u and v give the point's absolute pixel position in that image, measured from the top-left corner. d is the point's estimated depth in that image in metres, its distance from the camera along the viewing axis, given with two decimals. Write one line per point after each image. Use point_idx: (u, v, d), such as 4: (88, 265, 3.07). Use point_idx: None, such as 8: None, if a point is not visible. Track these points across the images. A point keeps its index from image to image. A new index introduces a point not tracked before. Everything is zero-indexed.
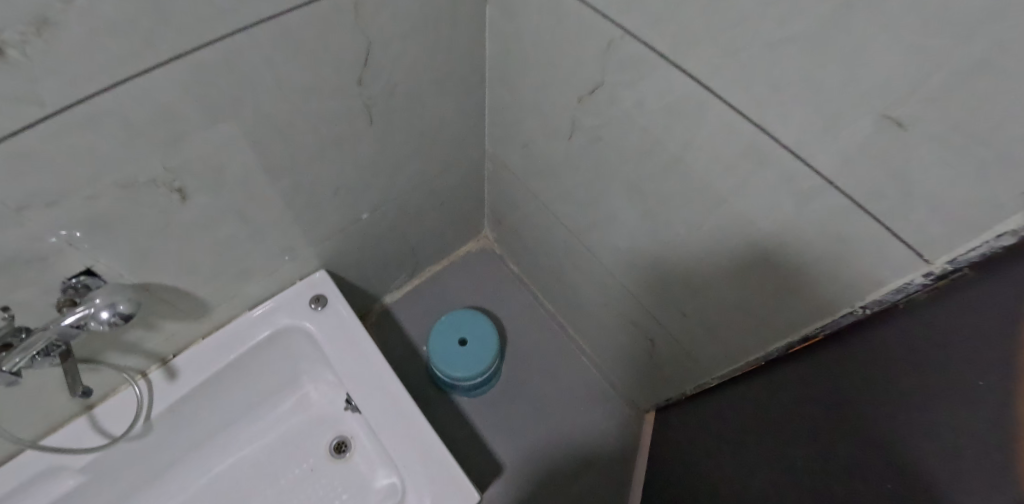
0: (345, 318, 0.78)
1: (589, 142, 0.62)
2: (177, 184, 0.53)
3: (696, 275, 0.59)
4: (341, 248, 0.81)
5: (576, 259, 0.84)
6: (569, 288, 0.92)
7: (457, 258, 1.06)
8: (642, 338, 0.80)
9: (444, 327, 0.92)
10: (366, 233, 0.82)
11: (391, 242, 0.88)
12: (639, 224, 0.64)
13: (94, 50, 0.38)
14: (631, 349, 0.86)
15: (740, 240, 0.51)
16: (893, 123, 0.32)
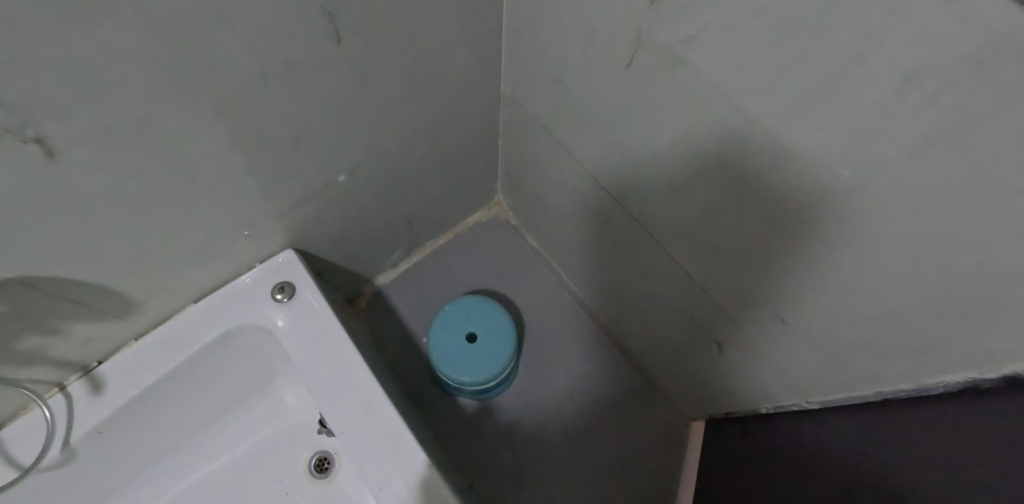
0: (320, 313, 0.60)
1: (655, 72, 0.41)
2: (31, 133, 0.33)
3: (788, 275, 0.38)
4: (311, 222, 0.62)
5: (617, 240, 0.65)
6: (603, 270, 0.72)
7: (463, 230, 0.87)
8: (707, 341, 0.60)
9: (448, 318, 0.74)
10: (344, 203, 0.63)
11: (380, 213, 0.69)
12: (709, 194, 0.42)
13: None
14: (683, 350, 0.67)
15: (905, 256, 0.30)
16: None
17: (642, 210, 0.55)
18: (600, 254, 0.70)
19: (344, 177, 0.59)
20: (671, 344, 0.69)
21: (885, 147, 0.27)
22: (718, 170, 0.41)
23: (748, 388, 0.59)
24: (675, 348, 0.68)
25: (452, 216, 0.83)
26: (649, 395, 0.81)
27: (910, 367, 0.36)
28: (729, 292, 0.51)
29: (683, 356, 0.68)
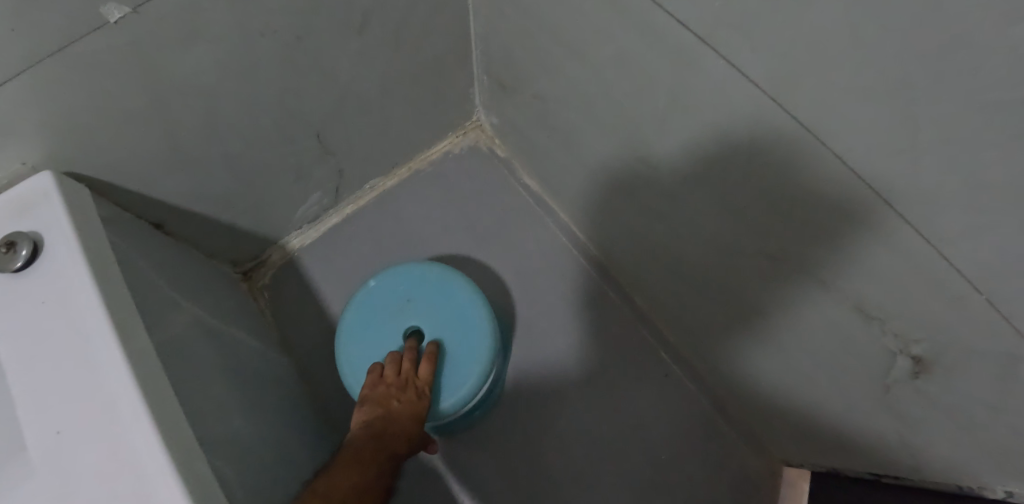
0: (75, 294, 0.28)
1: None
2: None
3: None
4: (84, 124, 0.31)
5: (682, 161, 0.32)
6: (645, 220, 0.42)
7: (425, 167, 0.57)
8: (854, 346, 0.29)
9: (375, 301, 0.46)
10: (156, 86, 0.32)
11: (257, 123, 0.39)
12: None
13: None
14: (789, 361, 0.37)
15: None
16: None
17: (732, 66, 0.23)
18: (650, 193, 0.39)
19: (124, 21, 0.27)
20: (775, 351, 0.38)
21: None
22: None
23: (962, 459, 0.28)
24: (773, 356, 0.38)
25: (403, 139, 0.53)
26: (715, 422, 0.50)
27: None
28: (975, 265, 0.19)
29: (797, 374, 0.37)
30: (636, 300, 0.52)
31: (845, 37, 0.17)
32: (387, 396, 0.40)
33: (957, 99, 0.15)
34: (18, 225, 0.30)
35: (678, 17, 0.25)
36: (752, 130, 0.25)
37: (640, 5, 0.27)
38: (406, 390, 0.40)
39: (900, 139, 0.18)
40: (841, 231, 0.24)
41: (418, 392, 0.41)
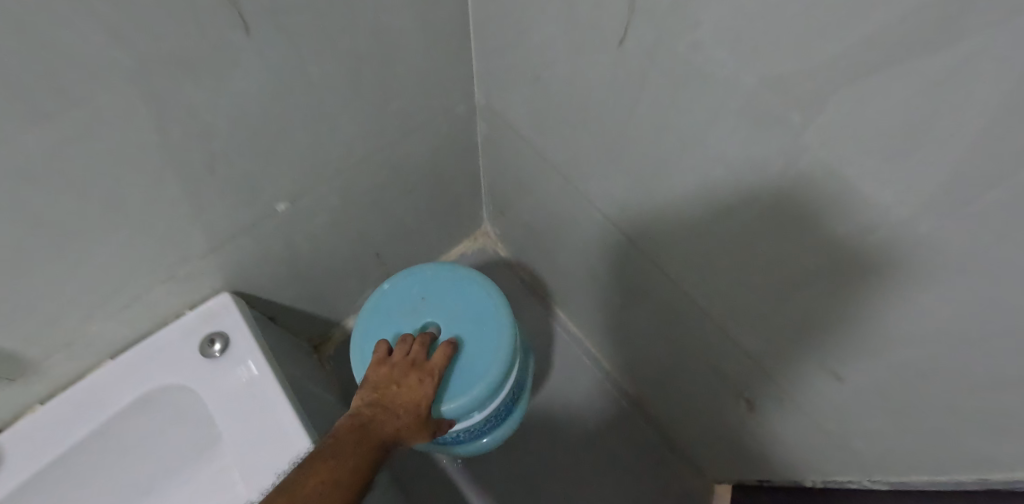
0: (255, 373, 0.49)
1: (655, 51, 0.31)
2: None
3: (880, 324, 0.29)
4: (253, 261, 0.51)
5: (615, 274, 0.53)
6: (603, 307, 0.62)
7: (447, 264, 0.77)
8: (729, 397, 0.49)
9: (395, 300, 0.52)
10: (293, 237, 0.52)
11: (342, 250, 0.59)
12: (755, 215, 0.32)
13: None
14: (703, 408, 0.55)
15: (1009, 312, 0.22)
16: None
17: (641, 240, 0.45)
18: (604, 291, 0.59)
19: (287, 207, 0.48)
20: (694, 402, 0.56)
21: None
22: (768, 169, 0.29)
23: (795, 464, 0.47)
24: (691, 403, 0.57)
25: (433, 247, 0.73)
26: (667, 459, 0.67)
27: None
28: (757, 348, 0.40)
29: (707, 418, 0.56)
30: (603, 365, 0.72)
31: (689, 233, 0.39)
32: (391, 376, 0.41)
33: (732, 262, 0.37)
34: (210, 327, 0.51)
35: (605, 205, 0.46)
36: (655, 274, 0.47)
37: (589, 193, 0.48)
38: (409, 376, 0.42)
39: (718, 285, 0.40)
40: (704, 331, 0.46)
41: (420, 378, 0.42)
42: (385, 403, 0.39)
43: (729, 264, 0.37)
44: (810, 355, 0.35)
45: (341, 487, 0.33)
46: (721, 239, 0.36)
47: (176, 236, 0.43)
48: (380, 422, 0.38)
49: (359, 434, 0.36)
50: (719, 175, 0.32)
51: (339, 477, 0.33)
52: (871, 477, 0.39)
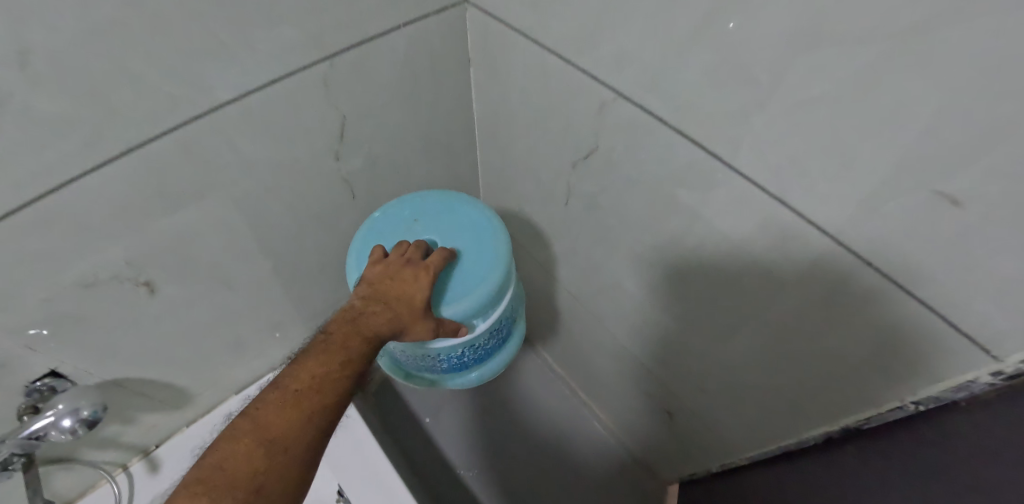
0: None
1: (587, 207, 0.60)
2: (144, 278, 0.51)
3: (718, 356, 0.58)
4: None
5: (586, 319, 0.81)
6: (578, 349, 0.90)
7: None
8: (662, 408, 0.78)
9: (387, 222, 0.54)
10: None
11: None
12: (651, 295, 0.62)
13: (26, 154, 0.37)
14: (648, 418, 0.84)
15: (751, 347, 0.51)
16: (953, 203, 0.28)
17: (597, 310, 0.75)
18: (574, 333, 0.88)
19: None
20: (642, 414, 0.85)
21: (739, 250, 0.44)
22: (647, 267, 0.58)
23: (702, 452, 0.76)
24: (642, 416, 0.86)
25: None
26: (628, 462, 0.96)
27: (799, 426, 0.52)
28: (670, 375, 0.70)
29: (649, 418, 0.84)
30: (578, 392, 1.01)
31: (622, 305, 0.69)
32: (386, 274, 0.45)
33: (645, 319, 0.67)
34: None
35: (571, 279, 0.75)
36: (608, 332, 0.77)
37: (562, 276, 0.77)
38: (404, 273, 0.45)
39: (644, 337, 0.70)
40: (644, 367, 0.75)
41: (414, 275, 0.45)
42: (380, 296, 0.44)
43: (643, 323, 0.67)
44: (693, 364, 0.63)
45: (324, 385, 0.40)
46: (637, 306, 0.66)
47: (299, 304, 0.71)
48: (370, 315, 0.43)
49: (351, 325, 0.42)
50: (626, 266, 0.62)
51: (318, 374, 0.40)
52: (738, 453, 0.67)
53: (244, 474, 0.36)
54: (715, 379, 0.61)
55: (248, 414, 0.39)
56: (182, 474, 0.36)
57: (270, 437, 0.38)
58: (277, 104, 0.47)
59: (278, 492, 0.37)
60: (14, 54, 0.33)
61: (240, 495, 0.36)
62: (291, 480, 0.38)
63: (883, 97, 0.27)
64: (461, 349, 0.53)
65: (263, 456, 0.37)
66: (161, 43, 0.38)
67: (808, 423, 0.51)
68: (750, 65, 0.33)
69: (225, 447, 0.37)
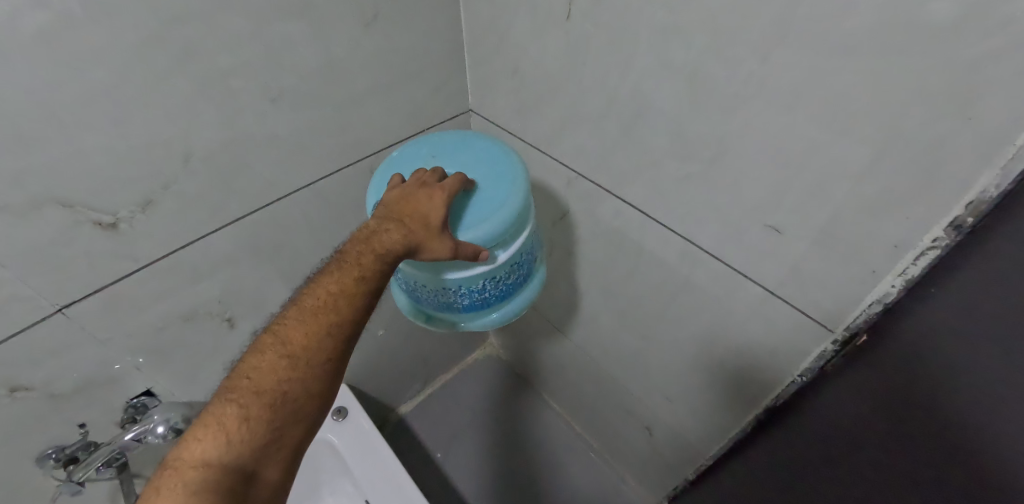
0: (365, 429, 0.86)
1: (565, 256, 0.81)
2: (227, 314, 0.69)
3: (669, 364, 0.74)
4: (367, 363, 0.95)
5: (568, 352, 0.97)
6: (566, 382, 1.05)
7: (466, 365, 1.22)
8: (640, 426, 0.91)
9: (406, 160, 0.56)
10: (388, 350, 0.97)
11: (408, 355, 1.03)
12: (614, 322, 0.80)
13: (182, 216, 0.57)
14: (631, 439, 0.96)
15: (689, 352, 0.69)
16: (773, 229, 0.49)
17: (578, 342, 0.92)
18: (562, 368, 1.03)
19: (386, 332, 0.93)
20: (624, 438, 0.98)
21: (661, 272, 0.65)
22: (609, 299, 0.78)
23: (676, 463, 0.87)
24: (625, 438, 0.98)
25: (455, 354, 1.18)
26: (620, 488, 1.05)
27: (742, 415, 0.67)
28: (640, 392, 0.85)
29: (635, 441, 0.96)
30: (573, 424, 1.12)
31: (593, 335, 0.87)
32: (402, 195, 0.48)
33: (611, 345, 0.84)
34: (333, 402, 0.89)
35: (551, 318, 0.95)
36: (584, 361, 0.94)
37: (545, 316, 0.96)
38: (419, 194, 0.48)
39: (614, 363, 0.87)
40: (619, 390, 0.90)
41: (429, 195, 0.48)
42: (394, 215, 0.46)
43: (610, 349, 0.85)
44: (655, 378, 0.79)
45: (337, 301, 0.44)
46: (605, 336, 0.84)
47: None
48: (383, 233, 0.45)
49: (364, 244, 0.45)
50: (594, 299, 0.81)
51: (332, 291, 0.44)
52: (703, 455, 0.80)
53: (270, 380, 0.43)
54: (669, 389, 0.77)
55: (271, 331, 0.44)
56: (222, 383, 0.43)
57: (291, 350, 0.43)
58: (344, 184, 0.70)
59: (305, 397, 0.44)
60: (182, 155, 0.53)
61: (272, 397, 0.43)
62: (318, 387, 0.45)
63: (721, 167, 0.51)
64: (482, 281, 0.54)
65: (286, 368, 0.43)
66: (286, 140, 0.61)
67: (746, 411, 0.66)
68: (648, 150, 0.56)
69: (252, 360, 0.43)
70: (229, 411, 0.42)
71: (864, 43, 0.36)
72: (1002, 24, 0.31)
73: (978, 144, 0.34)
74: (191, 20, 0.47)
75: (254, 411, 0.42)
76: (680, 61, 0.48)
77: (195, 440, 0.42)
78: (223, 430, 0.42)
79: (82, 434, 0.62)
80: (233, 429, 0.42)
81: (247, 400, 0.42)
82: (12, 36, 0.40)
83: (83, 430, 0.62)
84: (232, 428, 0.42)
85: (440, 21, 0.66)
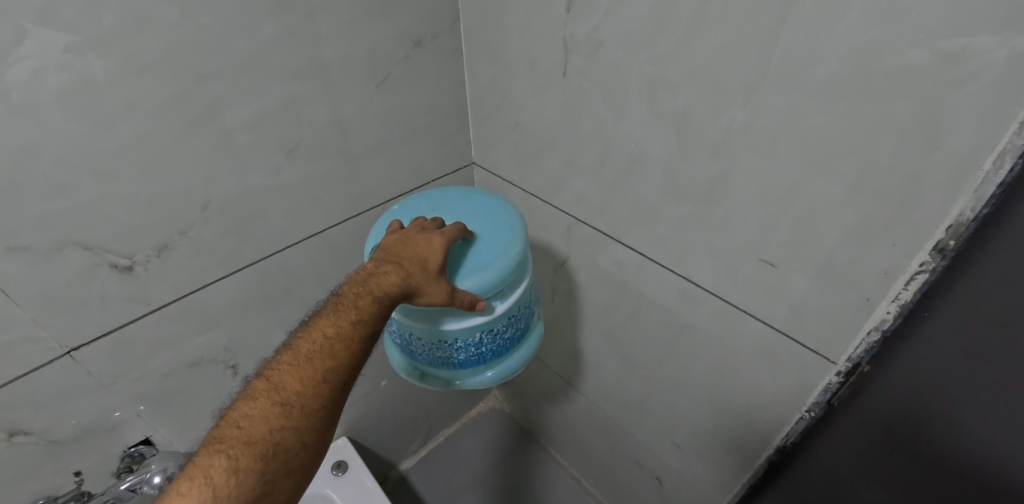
0: (367, 484, 0.85)
1: (566, 301, 0.82)
2: (232, 361, 0.70)
3: (675, 408, 0.73)
4: (367, 416, 0.94)
5: (573, 403, 0.96)
6: (572, 434, 1.02)
7: (468, 421, 1.20)
8: (649, 476, 0.88)
9: (406, 212, 0.58)
10: (390, 403, 0.96)
11: (409, 409, 1.02)
12: (618, 368, 0.79)
13: (195, 262, 0.59)
14: (640, 492, 0.93)
15: (693, 394, 0.68)
16: (767, 263, 0.51)
17: (583, 390, 0.91)
18: (567, 419, 1.01)
19: (388, 383, 0.92)
20: (635, 490, 0.94)
21: (661, 312, 0.66)
22: (611, 344, 0.78)
23: None
24: (635, 492, 0.94)
25: (458, 408, 1.15)
26: None
27: (752, 459, 0.65)
28: (646, 439, 0.83)
29: (646, 494, 0.92)
30: (580, 479, 1.08)
31: (599, 383, 0.86)
32: (401, 240, 0.50)
33: (617, 393, 0.83)
34: (332, 457, 0.88)
35: (556, 367, 0.94)
36: (590, 411, 0.93)
37: (550, 367, 0.95)
38: (418, 239, 0.50)
39: (619, 411, 0.85)
40: (626, 438, 0.88)
41: (427, 240, 0.50)
42: (392, 258, 0.48)
43: (615, 396, 0.84)
44: (662, 425, 0.77)
45: (333, 346, 0.45)
46: (610, 382, 0.83)
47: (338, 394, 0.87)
48: (380, 275, 0.47)
49: (361, 286, 0.47)
50: (597, 344, 0.81)
51: (329, 335, 0.45)
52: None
53: (262, 429, 0.42)
54: (675, 434, 0.76)
55: (264, 378, 0.45)
56: (210, 433, 0.43)
57: (285, 397, 0.43)
58: (352, 232, 0.73)
59: (298, 447, 0.44)
60: (200, 203, 0.56)
61: (263, 447, 0.42)
62: (311, 437, 0.45)
63: (712, 206, 0.53)
64: (479, 334, 0.55)
65: (279, 416, 0.43)
66: (299, 189, 0.64)
67: (756, 453, 0.64)
68: (643, 194, 0.59)
69: (244, 408, 0.43)
70: (218, 463, 0.41)
71: (834, 88, 0.40)
72: (952, 63, 0.34)
73: (949, 171, 0.37)
74: (217, 80, 0.52)
75: (244, 463, 0.41)
76: (669, 111, 0.52)
77: (179, 495, 0.40)
78: (210, 484, 0.40)
79: (76, 483, 0.61)
80: (220, 483, 0.40)
81: (237, 451, 0.41)
82: (55, 91, 0.43)
83: (77, 479, 0.62)
84: (220, 482, 0.40)
85: (446, 82, 0.72)
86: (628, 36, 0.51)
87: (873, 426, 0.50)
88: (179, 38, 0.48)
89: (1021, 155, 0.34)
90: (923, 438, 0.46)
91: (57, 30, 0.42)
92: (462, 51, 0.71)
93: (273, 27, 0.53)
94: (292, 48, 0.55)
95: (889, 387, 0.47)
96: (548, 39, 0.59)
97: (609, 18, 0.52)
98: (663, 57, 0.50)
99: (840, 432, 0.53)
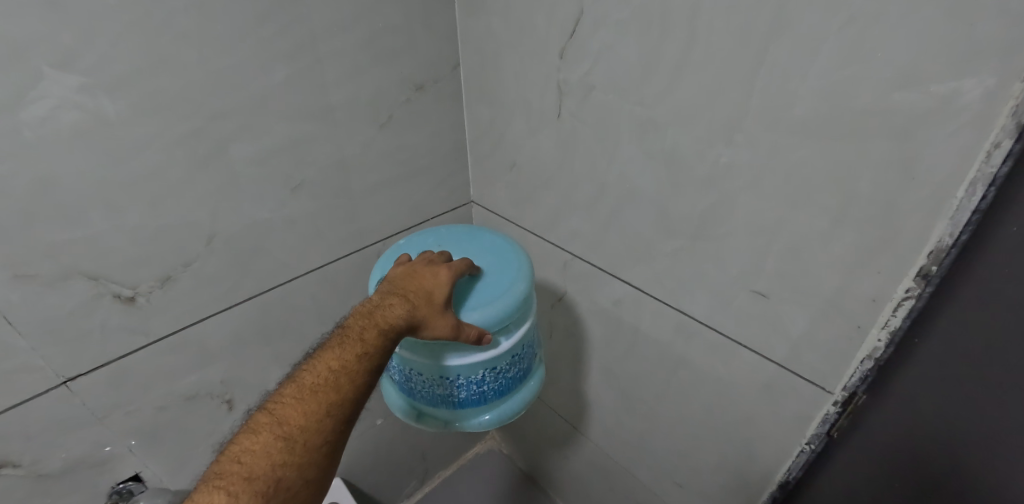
0: None
1: (564, 336, 0.82)
2: (228, 395, 0.69)
3: (676, 445, 0.71)
4: (362, 456, 0.92)
5: (574, 444, 0.94)
6: (574, 477, 1.00)
7: (466, 463, 1.17)
8: None
9: (411, 247, 0.60)
10: (386, 442, 0.94)
11: (406, 449, 0.99)
12: (618, 404, 0.78)
13: (196, 294, 0.60)
14: None
15: (693, 430, 0.67)
16: (759, 294, 0.51)
17: (583, 428, 0.89)
18: (568, 461, 0.98)
19: (383, 421, 0.90)
20: None
21: (658, 347, 0.66)
22: (610, 381, 0.77)
23: None
24: None
25: (456, 449, 1.13)
26: None
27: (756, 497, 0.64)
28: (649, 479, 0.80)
29: None
30: None
31: (599, 422, 0.84)
32: (409, 273, 0.51)
33: (617, 432, 0.82)
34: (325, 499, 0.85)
35: (556, 406, 0.93)
36: (590, 451, 0.90)
37: (550, 406, 0.94)
38: (424, 272, 0.51)
39: (620, 450, 0.83)
40: (627, 479, 0.85)
41: (433, 273, 0.51)
42: (399, 290, 0.49)
43: (615, 435, 0.82)
44: (663, 463, 0.76)
45: (338, 379, 0.45)
46: (610, 421, 0.82)
47: None
48: (386, 307, 0.48)
49: (367, 318, 0.47)
50: (596, 381, 0.80)
51: (333, 369, 0.45)
52: None
53: (264, 465, 0.42)
54: (677, 474, 0.74)
55: (266, 411, 0.45)
56: (209, 468, 0.42)
57: (288, 431, 0.43)
58: (352, 266, 0.74)
59: (299, 484, 0.43)
60: (205, 236, 0.58)
61: (265, 484, 0.41)
62: (313, 473, 0.44)
63: (703, 237, 0.54)
64: (482, 371, 0.55)
65: (281, 451, 0.43)
66: (301, 224, 0.66)
67: (760, 491, 0.63)
68: (637, 228, 0.61)
69: (245, 442, 0.43)
70: (217, 499, 0.40)
71: (810, 124, 0.42)
72: (918, 98, 0.36)
73: (926, 200, 0.38)
74: (226, 120, 0.54)
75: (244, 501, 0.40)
76: (658, 148, 0.54)
77: None
78: None
79: None
80: None
81: (238, 487, 0.41)
82: (72, 128, 0.46)
83: None
84: None
85: (446, 124, 0.75)
86: (616, 79, 0.54)
87: (876, 447, 0.50)
88: (192, 81, 0.51)
89: (990, 183, 0.35)
90: (926, 456, 0.47)
91: (77, 73, 0.45)
92: (462, 95, 0.75)
93: (283, 71, 0.56)
94: (299, 90, 0.58)
95: (886, 408, 0.48)
96: (543, 83, 0.63)
97: (599, 63, 0.55)
98: (650, 98, 0.52)
99: (844, 457, 0.53)
